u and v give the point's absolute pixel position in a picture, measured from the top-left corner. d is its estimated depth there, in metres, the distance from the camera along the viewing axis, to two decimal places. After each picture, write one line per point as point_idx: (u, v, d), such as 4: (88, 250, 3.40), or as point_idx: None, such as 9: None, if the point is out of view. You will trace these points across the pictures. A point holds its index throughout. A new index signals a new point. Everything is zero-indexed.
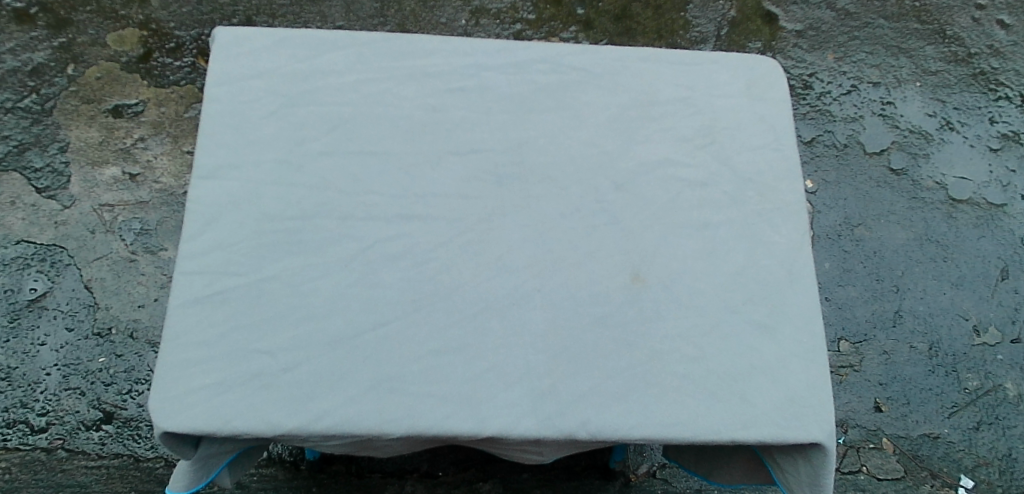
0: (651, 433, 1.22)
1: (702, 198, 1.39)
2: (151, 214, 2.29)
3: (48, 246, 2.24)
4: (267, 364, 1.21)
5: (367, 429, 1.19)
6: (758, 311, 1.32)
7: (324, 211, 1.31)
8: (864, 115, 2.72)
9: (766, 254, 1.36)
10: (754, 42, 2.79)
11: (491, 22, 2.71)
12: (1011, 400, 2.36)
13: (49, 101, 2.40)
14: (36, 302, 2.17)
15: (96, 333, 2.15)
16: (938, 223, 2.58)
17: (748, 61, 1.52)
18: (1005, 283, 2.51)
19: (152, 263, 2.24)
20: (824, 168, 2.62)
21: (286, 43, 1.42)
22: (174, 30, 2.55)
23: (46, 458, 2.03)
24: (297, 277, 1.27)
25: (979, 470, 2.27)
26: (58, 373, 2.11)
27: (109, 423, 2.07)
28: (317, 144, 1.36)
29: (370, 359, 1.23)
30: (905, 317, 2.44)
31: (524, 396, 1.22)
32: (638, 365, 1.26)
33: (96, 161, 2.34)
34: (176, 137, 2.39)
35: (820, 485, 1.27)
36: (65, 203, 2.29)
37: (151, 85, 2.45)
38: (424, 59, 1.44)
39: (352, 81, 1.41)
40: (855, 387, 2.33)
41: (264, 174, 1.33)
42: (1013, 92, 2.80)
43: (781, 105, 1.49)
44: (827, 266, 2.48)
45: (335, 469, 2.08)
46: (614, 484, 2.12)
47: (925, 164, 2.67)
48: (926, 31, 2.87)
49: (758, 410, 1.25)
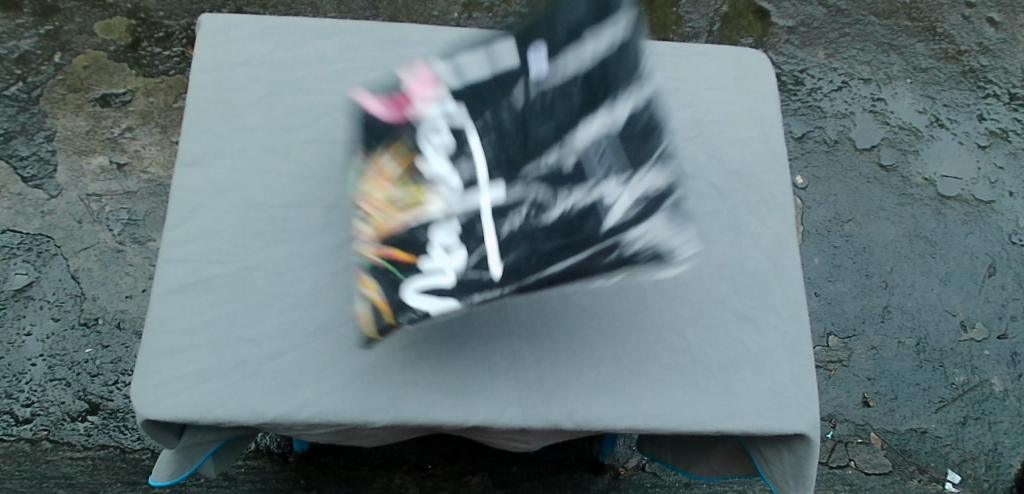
0: (637, 424, 1.22)
1: (690, 189, 1.39)
2: (139, 205, 2.30)
3: (35, 236, 2.25)
4: (250, 352, 1.20)
5: (352, 418, 1.18)
6: (745, 303, 1.32)
7: (309, 200, 1.31)
8: (854, 112, 2.72)
9: (753, 245, 1.37)
10: (746, 38, 2.79)
11: (483, 15, 2.70)
12: (997, 395, 2.37)
13: (35, 89, 2.41)
14: (21, 292, 2.18)
15: (83, 324, 2.16)
16: (926, 219, 2.59)
17: (737, 54, 1.53)
18: (992, 279, 2.53)
19: (139, 254, 2.25)
20: (814, 163, 2.63)
21: (273, 31, 1.42)
22: (163, 20, 2.55)
23: (30, 449, 2.04)
24: (282, 266, 1.26)
25: (966, 465, 2.28)
26: (43, 364, 2.12)
27: (95, 414, 2.08)
28: (304, 132, 1.36)
29: (356, 348, 1.22)
30: (893, 312, 2.45)
31: (509, 387, 1.22)
32: (625, 355, 1.26)
33: (84, 151, 2.35)
34: (165, 127, 2.40)
35: (803, 477, 1.28)
36: (52, 192, 2.30)
37: (139, 75, 2.45)
38: (409, 49, 1.44)
39: (338, 70, 1.41)
40: (844, 382, 2.34)
41: (248, 162, 1.32)
42: (1001, 89, 2.81)
43: (768, 98, 1.49)
44: (817, 262, 2.49)
45: (323, 461, 2.08)
46: (603, 478, 2.12)
47: (914, 160, 2.67)
48: (916, 28, 2.88)
49: (742, 401, 1.25)
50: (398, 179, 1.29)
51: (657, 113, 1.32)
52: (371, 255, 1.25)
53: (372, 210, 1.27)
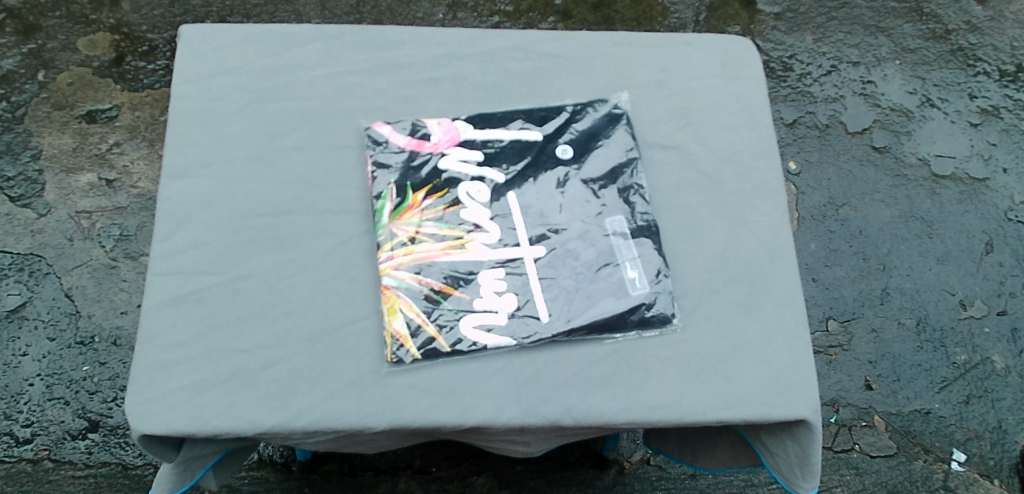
0: (637, 418, 1.21)
1: (681, 179, 1.38)
2: (130, 220, 2.30)
3: (26, 255, 2.24)
4: (244, 363, 1.20)
5: (349, 424, 1.17)
6: (741, 291, 1.31)
7: (297, 207, 1.29)
8: (844, 96, 2.72)
9: (747, 233, 1.36)
10: (732, 27, 2.78)
11: (468, 15, 2.69)
12: (1000, 373, 2.37)
13: (21, 109, 2.39)
14: (16, 312, 2.17)
15: (79, 342, 2.15)
16: (921, 199, 2.59)
17: (725, 41, 1.51)
18: (990, 257, 2.52)
19: (133, 269, 2.24)
20: (806, 149, 2.62)
21: (253, 38, 1.40)
22: (146, 33, 2.54)
23: (32, 469, 2.04)
24: (274, 274, 1.25)
25: (971, 443, 2.28)
26: (41, 384, 2.11)
27: (95, 431, 2.08)
28: (289, 139, 1.34)
29: (351, 354, 1.21)
30: (892, 294, 2.44)
31: (507, 385, 1.21)
32: (622, 349, 1.25)
33: (73, 168, 2.34)
34: (152, 141, 2.39)
35: (808, 465, 1.28)
36: (41, 211, 2.29)
37: (125, 90, 2.44)
38: (394, 49, 1.42)
39: (322, 74, 1.39)
40: (846, 366, 2.33)
41: (234, 172, 1.31)
42: (991, 67, 2.81)
43: (756, 85, 1.48)
44: (813, 247, 2.48)
45: (326, 469, 2.07)
46: (608, 473, 2.11)
47: (907, 141, 2.67)
48: (903, 9, 2.87)
49: (741, 389, 1.24)
50: (426, 198, 1.28)
51: (630, 142, 1.38)
52: (405, 277, 1.24)
53: (402, 231, 1.26)
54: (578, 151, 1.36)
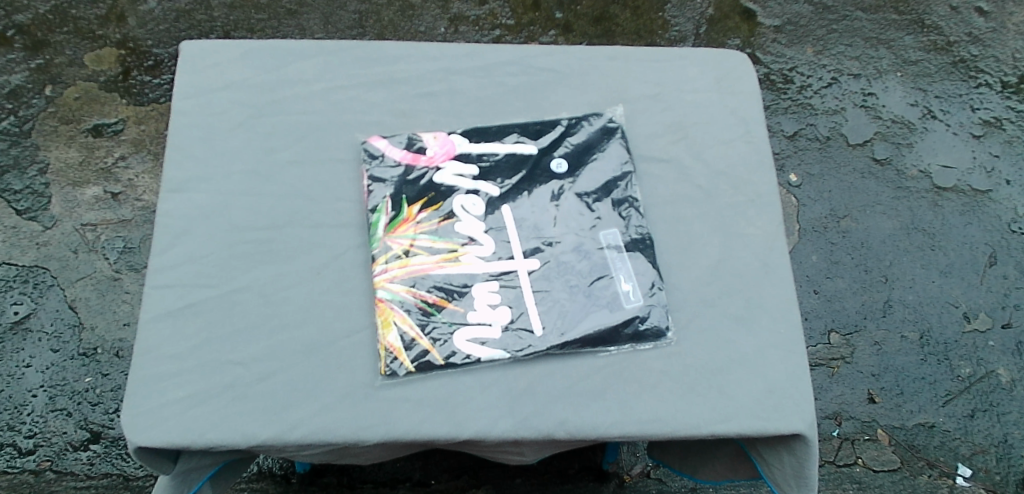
0: (632, 431, 1.21)
1: (676, 193, 1.39)
2: (134, 233, 2.32)
3: (31, 267, 2.26)
4: (240, 375, 1.20)
5: (344, 436, 1.18)
6: (735, 304, 1.32)
7: (294, 221, 1.31)
8: (845, 107, 2.72)
9: (741, 246, 1.36)
10: (732, 39, 2.80)
11: (470, 29, 2.71)
12: (1005, 386, 2.36)
13: (28, 123, 2.42)
14: (19, 324, 2.19)
15: (83, 354, 2.17)
16: (923, 211, 2.58)
17: (719, 55, 1.52)
18: (994, 269, 2.51)
19: (136, 281, 2.27)
20: (808, 160, 2.62)
21: (253, 54, 1.41)
22: (152, 48, 2.57)
23: (35, 480, 2.05)
24: (269, 287, 1.26)
25: (975, 458, 2.26)
26: (44, 395, 2.13)
27: (97, 443, 2.09)
28: (287, 153, 1.35)
29: (345, 367, 1.22)
30: (894, 306, 2.44)
31: (501, 398, 1.21)
32: (617, 361, 1.25)
33: (78, 182, 2.36)
34: (157, 155, 2.42)
35: (805, 479, 1.27)
36: (46, 223, 2.31)
37: (130, 103, 2.47)
38: (391, 64, 1.43)
39: (319, 89, 1.40)
40: (848, 379, 2.32)
41: (232, 186, 1.33)
42: (993, 78, 2.81)
43: (751, 98, 1.49)
44: (814, 259, 2.48)
45: (325, 480, 2.07)
46: (608, 486, 2.11)
47: (909, 153, 2.66)
48: (904, 22, 2.87)
49: (736, 403, 1.24)
50: (421, 211, 1.29)
51: (624, 157, 1.39)
52: (399, 290, 1.25)
53: (397, 243, 1.27)
54: (572, 164, 1.37)
